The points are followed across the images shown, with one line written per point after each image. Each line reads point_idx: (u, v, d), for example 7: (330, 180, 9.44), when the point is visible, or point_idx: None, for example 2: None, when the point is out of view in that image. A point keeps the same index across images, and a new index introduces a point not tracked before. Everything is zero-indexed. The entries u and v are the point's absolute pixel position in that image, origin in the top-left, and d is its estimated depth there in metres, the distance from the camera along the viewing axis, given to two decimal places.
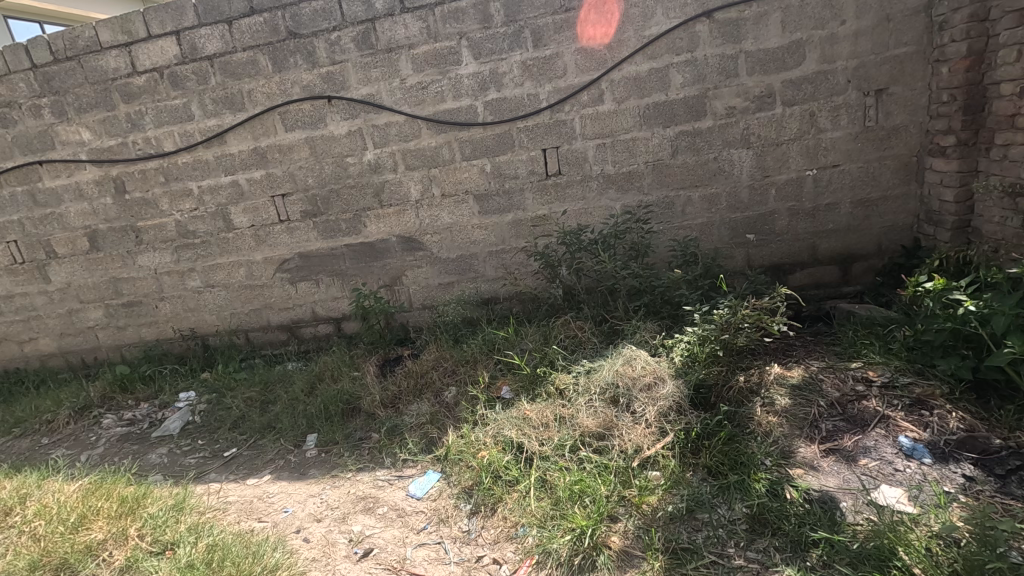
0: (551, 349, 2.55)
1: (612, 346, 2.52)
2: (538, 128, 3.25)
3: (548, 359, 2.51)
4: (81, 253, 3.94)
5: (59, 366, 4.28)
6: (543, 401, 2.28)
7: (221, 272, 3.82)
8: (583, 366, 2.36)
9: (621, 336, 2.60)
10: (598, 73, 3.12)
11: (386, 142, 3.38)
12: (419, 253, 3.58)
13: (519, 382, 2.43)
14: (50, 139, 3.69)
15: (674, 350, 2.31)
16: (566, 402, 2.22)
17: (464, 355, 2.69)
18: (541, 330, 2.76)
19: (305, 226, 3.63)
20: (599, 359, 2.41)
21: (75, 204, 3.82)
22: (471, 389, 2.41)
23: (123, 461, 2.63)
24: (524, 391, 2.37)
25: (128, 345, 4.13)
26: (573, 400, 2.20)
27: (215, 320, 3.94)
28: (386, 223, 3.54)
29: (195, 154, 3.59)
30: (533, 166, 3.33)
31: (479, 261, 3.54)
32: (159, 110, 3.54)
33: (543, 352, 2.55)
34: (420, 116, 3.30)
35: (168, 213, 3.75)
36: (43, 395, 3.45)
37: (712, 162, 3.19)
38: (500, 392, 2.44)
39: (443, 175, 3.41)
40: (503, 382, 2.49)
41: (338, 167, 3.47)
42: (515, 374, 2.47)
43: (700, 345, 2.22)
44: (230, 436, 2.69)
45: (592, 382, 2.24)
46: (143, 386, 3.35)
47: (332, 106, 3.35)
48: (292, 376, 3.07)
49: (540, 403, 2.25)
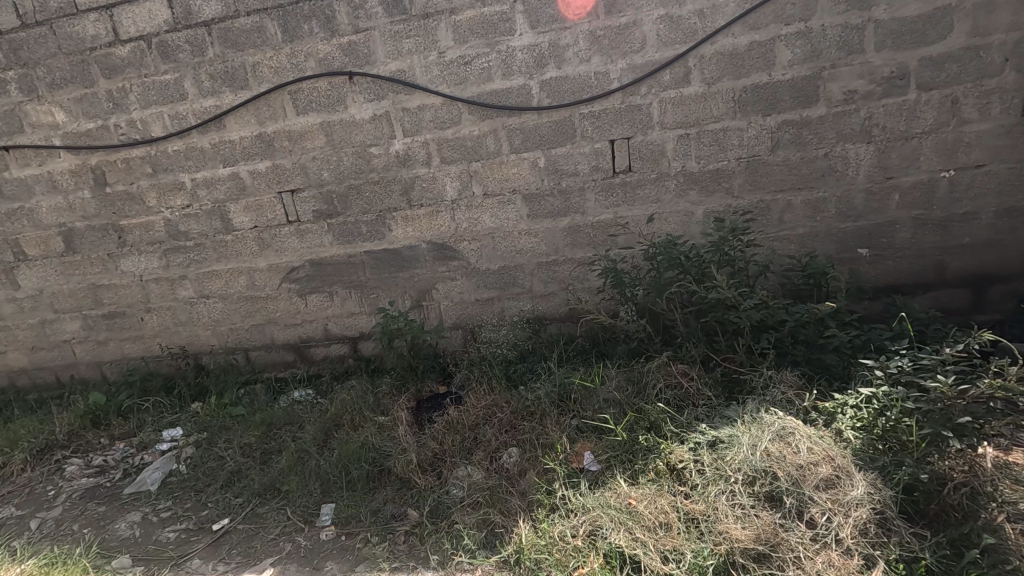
0: (650, 406, 2.05)
1: (736, 405, 2.03)
2: (605, 114, 2.65)
3: (650, 422, 2.01)
4: (55, 255, 3.34)
5: (27, 386, 3.66)
6: (649, 484, 1.83)
7: (217, 280, 3.23)
8: (704, 438, 1.90)
9: (743, 388, 2.10)
10: (685, 46, 2.51)
11: (418, 129, 2.79)
12: (453, 263, 2.98)
13: (611, 452, 1.96)
14: (17, 121, 3.08)
15: (839, 424, 1.85)
16: (689, 491, 1.78)
17: (526, 404, 2.19)
18: (625, 373, 2.24)
19: (317, 229, 3.03)
20: (725, 427, 1.93)
21: (48, 198, 3.22)
22: (545, 459, 1.93)
23: (84, 531, 2.05)
24: (622, 466, 1.90)
25: (109, 363, 3.54)
26: (704, 493, 1.76)
27: (210, 336, 3.35)
28: (415, 227, 2.95)
29: (189, 140, 2.99)
30: (597, 161, 2.72)
31: (526, 274, 2.94)
32: (146, 87, 2.94)
33: (641, 409, 2.05)
34: (461, 97, 2.71)
35: (155, 210, 3.16)
36: (1, 428, 2.86)
37: (821, 160, 2.59)
38: (583, 462, 1.97)
39: (486, 170, 2.81)
40: (584, 447, 2.01)
41: (359, 158, 2.87)
42: (604, 441, 1.99)
43: (878, 418, 1.77)
44: (222, 499, 2.10)
45: (734, 470, 1.77)
46: (119, 420, 2.76)
47: (353, 85, 2.76)
48: (303, 415, 2.48)
49: (649, 492, 1.79)
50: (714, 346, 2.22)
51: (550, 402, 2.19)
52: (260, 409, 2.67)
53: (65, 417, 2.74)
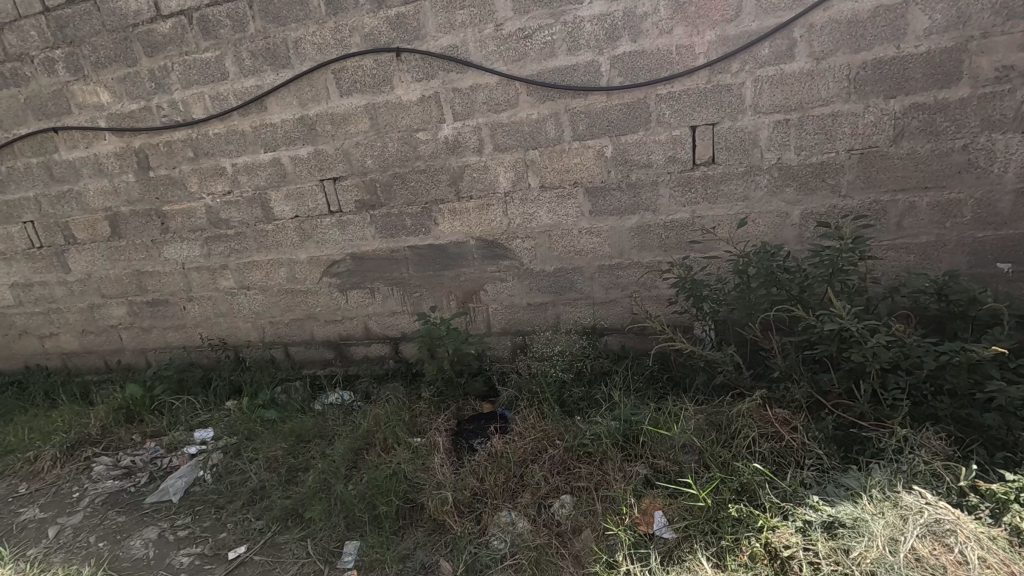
0: (744, 467, 1.70)
1: (858, 475, 1.66)
2: (688, 96, 2.25)
3: (747, 488, 1.66)
4: (102, 240, 3.24)
5: (83, 367, 3.63)
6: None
7: (257, 271, 3.05)
8: (823, 519, 1.54)
9: (871, 451, 1.74)
10: (792, 13, 2.08)
11: (470, 112, 2.49)
12: (504, 263, 2.68)
13: (694, 522, 1.62)
14: (65, 102, 2.95)
15: (1016, 518, 1.47)
16: None
17: (585, 443, 1.91)
18: (707, 414, 1.91)
19: (360, 221, 2.80)
20: (846, 506, 1.56)
21: (94, 181, 3.10)
22: (614, 526, 1.63)
23: (99, 546, 1.91)
24: (707, 545, 1.57)
25: (154, 350, 3.46)
26: None
27: (250, 328, 3.21)
28: (464, 222, 2.66)
29: (229, 123, 2.78)
30: (674, 151, 2.34)
31: (586, 278, 2.60)
32: (187, 66, 2.73)
33: (734, 468, 1.71)
34: (519, 77, 2.38)
35: (197, 196, 2.99)
36: (41, 416, 2.82)
37: (957, 153, 2.11)
38: (654, 527, 1.65)
39: (545, 160, 2.48)
40: (654, 505, 1.70)
41: (405, 144, 2.60)
42: (684, 503, 1.66)
43: None
44: (241, 522, 1.91)
45: (865, 574, 1.42)
46: (152, 415, 2.67)
47: (400, 63, 2.47)
48: (334, 427, 2.27)
49: None
50: (824, 389, 1.84)
51: (613, 443, 1.90)
52: (292, 416, 2.48)
53: (100, 410, 2.67)
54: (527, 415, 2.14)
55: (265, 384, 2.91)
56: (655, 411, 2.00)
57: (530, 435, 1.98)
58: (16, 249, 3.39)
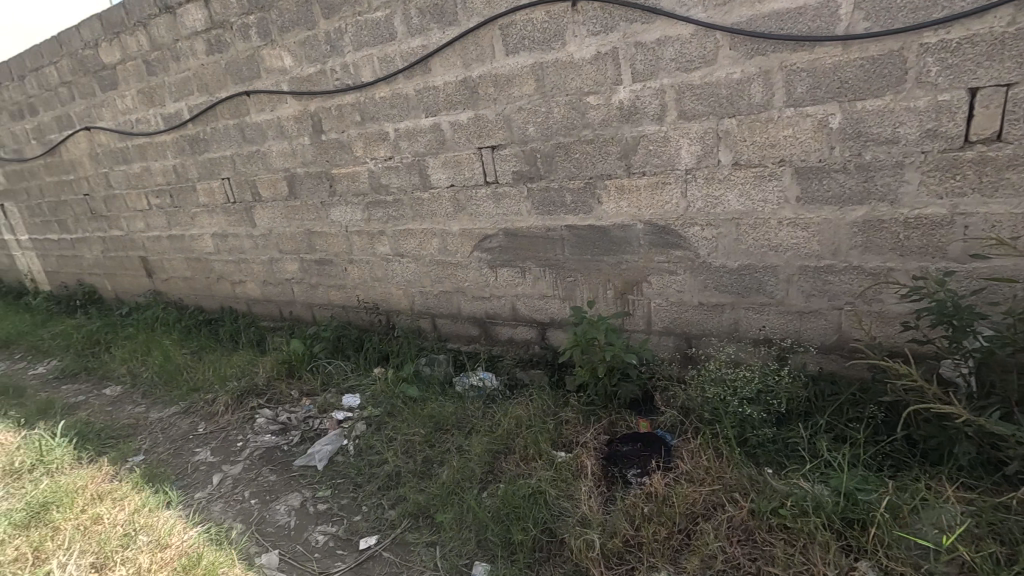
0: None
1: None
2: (974, 44, 1.60)
3: None
4: (281, 199, 3.34)
5: (263, 313, 3.84)
6: None
7: (412, 240, 2.96)
8: None
9: None
10: None
11: (656, 70, 2.07)
12: (674, 254, 2.27)
13: None
14: (256, 66, 3.04)
15: None
16: None
17: (781, 512, 1.52)
18: (975, 518, 1.40)
19: (516, 194, 2.55)
20: None
21: (277, 142, 3.18)
22: None
23: (250, 503, 2.00)
24: None
25: (318, 307, 3.54)
26: None
27: (403, 297, 3.14)
28: (631, 201, 2.28)
29: (394, 86, 2.66)
30: (938, 123, 1.71)
31: (778, 281, 2.10)
32: (360, 27, 2.64)
33: None
34: (720, 25, 1.90)
35: (361, 160, 2.94)
36: (223, 359, 3.13)
37: None
38: None
39: (743, 132, 1.99)
40: None
41: (573, 110, 2.27)
42: None
43: None
44: (374, 509, 1.87)
45: None
46: (308, 373, 2.83)
47: (577, 14, 2.13)
48: (470, 419, 2.18)
49: None
50: None
51: (824, 524, 1.47)
52: (431, 397, 2.43)
53: (267, 361, 2.90)
54: (697, 457, 1.79)
55: (409, 355, 2.87)
56: (884, 492, 1.52)
57: (705, 487, 1.66)
58: (216, 203, 3.64)
